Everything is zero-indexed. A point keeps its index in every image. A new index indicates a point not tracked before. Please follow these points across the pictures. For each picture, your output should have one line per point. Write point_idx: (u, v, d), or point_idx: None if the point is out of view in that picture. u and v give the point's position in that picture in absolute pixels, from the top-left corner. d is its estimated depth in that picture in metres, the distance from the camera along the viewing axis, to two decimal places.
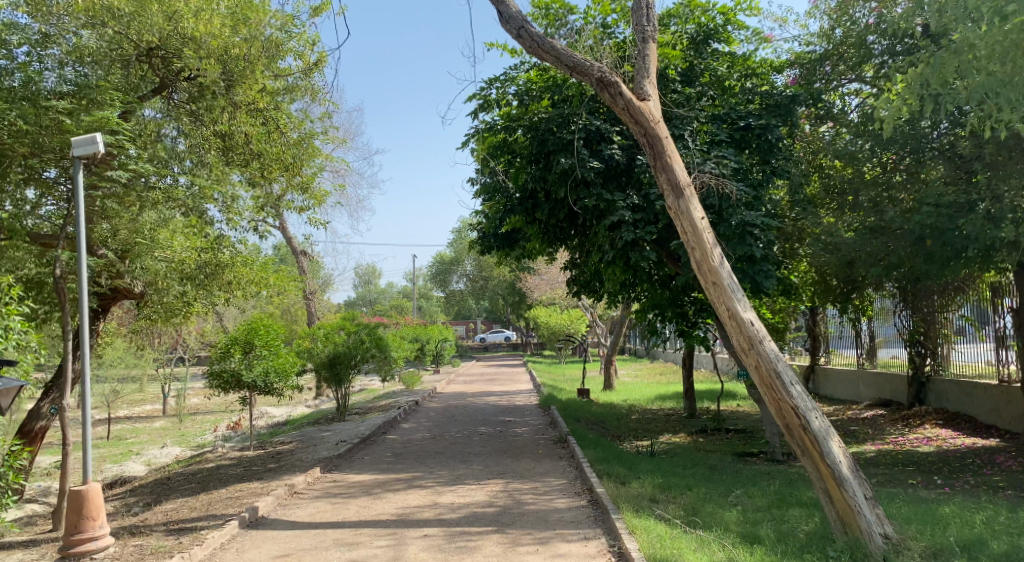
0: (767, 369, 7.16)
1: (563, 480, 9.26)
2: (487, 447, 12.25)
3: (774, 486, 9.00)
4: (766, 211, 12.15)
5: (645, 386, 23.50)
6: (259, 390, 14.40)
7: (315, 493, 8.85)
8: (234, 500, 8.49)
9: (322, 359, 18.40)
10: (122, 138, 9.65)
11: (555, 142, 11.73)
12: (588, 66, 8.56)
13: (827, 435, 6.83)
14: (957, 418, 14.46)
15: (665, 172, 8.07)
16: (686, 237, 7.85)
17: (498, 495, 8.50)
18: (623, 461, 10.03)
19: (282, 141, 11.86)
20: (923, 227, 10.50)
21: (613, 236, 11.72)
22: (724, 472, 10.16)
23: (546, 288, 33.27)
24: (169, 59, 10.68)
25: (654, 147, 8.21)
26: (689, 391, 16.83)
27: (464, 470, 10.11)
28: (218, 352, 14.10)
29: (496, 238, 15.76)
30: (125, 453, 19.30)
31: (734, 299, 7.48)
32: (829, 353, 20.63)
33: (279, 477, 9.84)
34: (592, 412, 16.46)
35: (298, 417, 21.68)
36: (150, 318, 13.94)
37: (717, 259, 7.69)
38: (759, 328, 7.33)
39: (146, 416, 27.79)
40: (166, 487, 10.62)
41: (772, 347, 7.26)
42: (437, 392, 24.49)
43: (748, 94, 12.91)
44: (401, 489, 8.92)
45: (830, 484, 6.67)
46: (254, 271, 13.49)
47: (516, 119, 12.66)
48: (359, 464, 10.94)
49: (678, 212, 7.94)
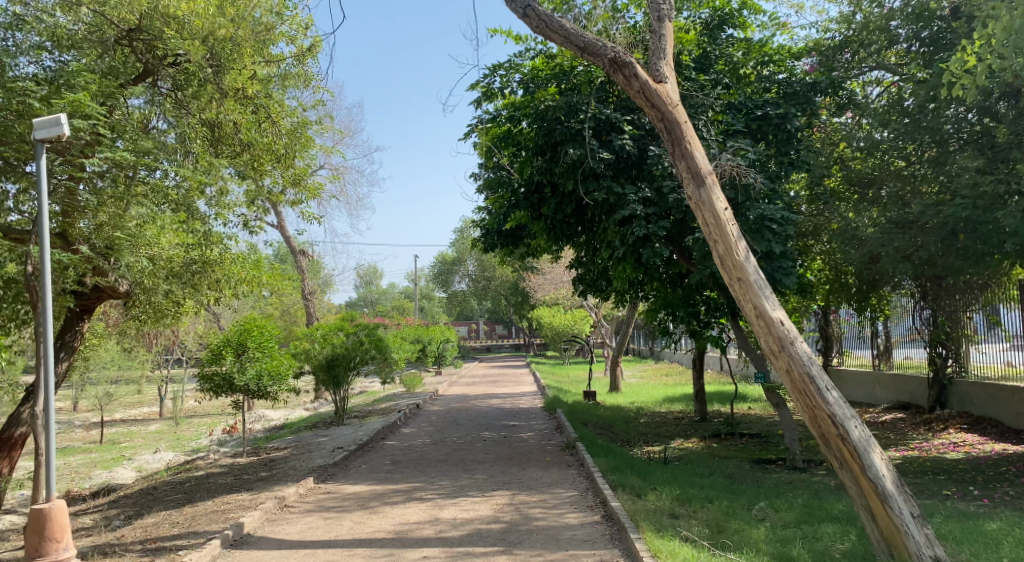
0: (800, 373, 6.53)
1: (572, 492, 8.64)
2: (492, 454, 11.62)
3: (800, 498, 8.39)
4: (784, 205, 11.55)
5: (653, 388, 22.81)
6: (252, 394, 13.79)
7: (307, 507, 8.24)
8: (220, 515, 7.89)
9: (320, 361, 17.74)
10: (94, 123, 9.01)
11: (562, 132, 11.07)
12: (600, 46, 7.93)
13: (868, 447, 6.20)
14: (982, 423, 13.82)
15: (685, 159, 7.44)
16: (708, 229, 7.22)
17: (505, 509, 7.89)
18: (636, 470, 9.41)
19: (274, 131, 11.27)
20: (957, 220, 9.86)
21: (623, 232, 11.12)
22: (744, 482, 9.53)
23: (550, 288, 32.68)
24: (153, 42, 10.01)
25: (672, 132, 7.58)
26: (700, 395, 16.14)
27: (467, 480, 9.48)
28: (208, 355, 13.44)
29: (500, 235, 15.27)
30: (116, 458, 18.73)
31: (762, 296, 6.86)
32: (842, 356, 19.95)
33: (269, 488, 9.22)
34: (599, 416, 15.83)
35: (296, 420, 21.07)
36: (139, 319, 13.33)
37: (742, 253, 7.07)
38: (790, 328, 6.70)
39: (141, 419, 27.24)
40: (150, 498, 10.01)
41: (804, 348, 6.64)
42: (436, 394, 23.88)
43: (766, 83, 12.29)
44: (399, 502, 8.31)
45: (873, 501, 6.05)
46: (246, 270, 13.06)
47: (522, 107, 11.96)
48: (356, 473, 10.32)
49: (698, 202, 7.31)
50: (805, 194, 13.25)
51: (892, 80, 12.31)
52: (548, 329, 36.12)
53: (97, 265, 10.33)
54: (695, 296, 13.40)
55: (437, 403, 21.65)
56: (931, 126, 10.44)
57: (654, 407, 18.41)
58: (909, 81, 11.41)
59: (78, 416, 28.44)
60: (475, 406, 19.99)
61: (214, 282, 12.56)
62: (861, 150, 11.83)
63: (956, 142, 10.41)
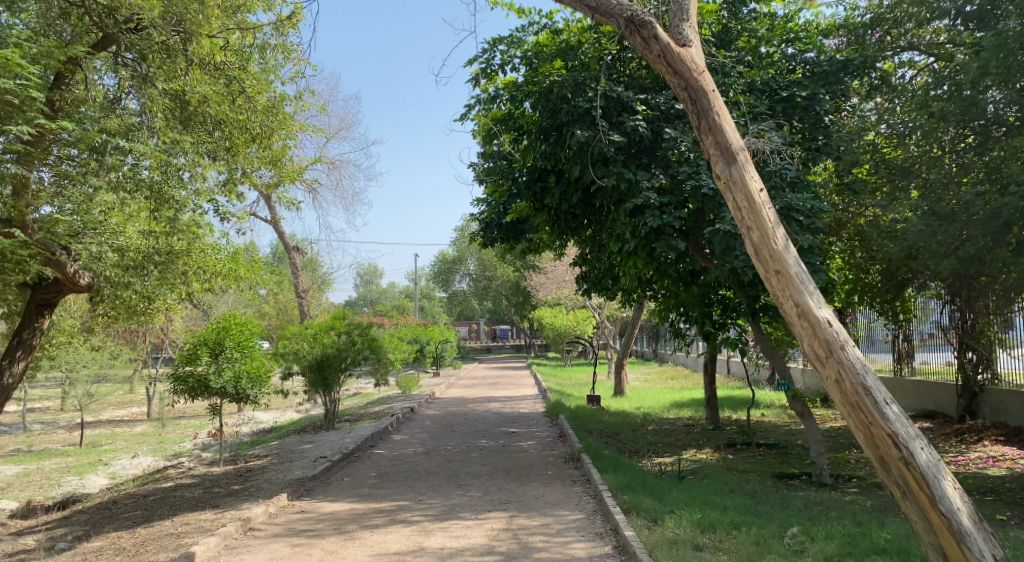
0: (853, 384, 5.49)
1: (578, 515, 7.59)
2: (489, 466, 10.56)
3: (838, 524, 7.33)
4: (813, 195, 10.52)
5: (660, 393, 21.68)
6: (230, 398, 12.76)
7: (274, 531, 7.20)
8: (173, 541, 6.86)
9: (309, 362, 16.69)
10: (23, 85, 7.75)
11: (569, 112, 9.99)
12: (615, 5, 6.89)
13: (938, 474, 5.17)
14: (1020, 434, 12.75)
15: (713, 134, 6.41)
16: (740, 214, 6.18)
17: (501, 537, 6.85)
18: (650, 489, 8.37)
19: (248, 108, 10.33)
20: (1009, 211, 8.73)
21: (634, 223, 10.09)
22: (770, 503, 8.48)
23: (552, 287, 31.49)
24: (114, 6, 9.10)
25: (697, 102, 6.52)
26: (712, 400, 15.09)
27: (460, 499, 8.43)
28: (184, 353, 12.42)
29: (500, 228, 14.24)
30: (92, 463, 17.69)
31: (804, 291, 5.82)
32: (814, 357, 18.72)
33: (236, 506, 8.19)
34: (605, 422, 14.77)
35: (285, 424, 20.06)
36: (109, 315, 12.34)
37: (781, 243, 6.03)
38: (839, 331, 5.68)
39: (128, 421, 26.24)
40: (105, 515, 8.97)
41: (856, 354, 5.60)
42: (433, 397, 22.80)
43: (792, 63, 11.17)
44: (381, 525, 7.27)
45: (946, 540, 5.03)
46: (222, 264, 12.27)
47: (525, 87, 10.88)
48: (336, 487, 9.30)
49: (729, 181, 6.27)
50: (833, 184, 12.19)
51: (928, 63, 11.21)
52: (550, 330, 34.95)
53: (50, 252, 9.25)
54: (711, 295, 12.31)
55: (433, 406, 20.60)
56: (967, 107, 9.35)
57: (662, 414, 17.34)
58: (951, 61, 10.21)
59: (62, 416, 27.42)
60: (473, 410, 18.94)
61: (181, 275, 11.52)
62: (894, 138, 10.66)
63: (998, 128, 9.36)
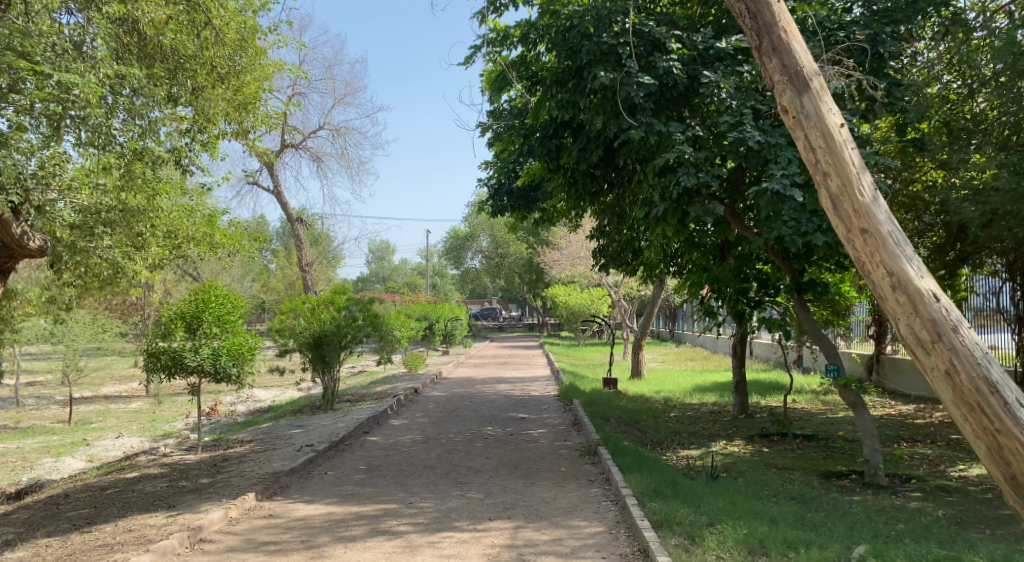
0: (971, 379, 4.15)
1: (597, 528, 6.31)
2: (494, 460, 9.28)
3: (919, 544, 5.97)
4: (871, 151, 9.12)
5: (680, 376, 20.37)
6: (210, 377, 11.46)
7: (228, 543, 5.96)
8: (101, 557, 5.62)
9: (305, 339, 15.43)
10: None
11: (591, 50, 8.57)
12: None
13: None
14: None
15: (778, 55, 5.02)
16: (813, 155, 4.79)
17: (501, 558, 5.58)
18: (681, 493, 7.07)
19: (215, 42, 9.39)
20: None
21: (664, 182, 8.63)
22: (823, 512, 7.17)
23: (567, 265, 30.04)
24: None
25: (759, 17, 5.11)
26: (741, 385, 13.72)
27: (458, 502, 7.18)
28: (159, 328, 11.19)
29: (511, 194, 12.94)
30: (75, 443, 16.59)
31: (900, 255, 4.46)
32: (851, 339, 17.07)
33: (194, 507, 6.95)
34: (622, 408, 13.47)
35: (283, 403, 18.92)
36: (76, 285, 11.06)
37: (869, 194, 4.64)
38: (948, 307, 4.32)
39: (125, 396, 25.22)
40: (48, 513, 7.72)
41: (972, 337, 4.25)
42: (439, 377, 21.58)
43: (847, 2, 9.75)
44: (359, 538, 6.02)
45: None
46: (198, 227, 11.63)
47: (541, 24, 9.50)
48: (316, 485, 8.03)
49: (799, 116, 4.88)
50: (889, 145, 10.80)
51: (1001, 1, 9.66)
52: (564, 307, 33.51)
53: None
54: (747, 268, 10.91)
55: (439, 387, 19.37)
56: None
57: (684, 399, 16.02)
58: None
59: (57, 389, 26.44)
60: (481, 392, 17.73)
61: (141, 236, 10.14)
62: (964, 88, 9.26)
63: None
